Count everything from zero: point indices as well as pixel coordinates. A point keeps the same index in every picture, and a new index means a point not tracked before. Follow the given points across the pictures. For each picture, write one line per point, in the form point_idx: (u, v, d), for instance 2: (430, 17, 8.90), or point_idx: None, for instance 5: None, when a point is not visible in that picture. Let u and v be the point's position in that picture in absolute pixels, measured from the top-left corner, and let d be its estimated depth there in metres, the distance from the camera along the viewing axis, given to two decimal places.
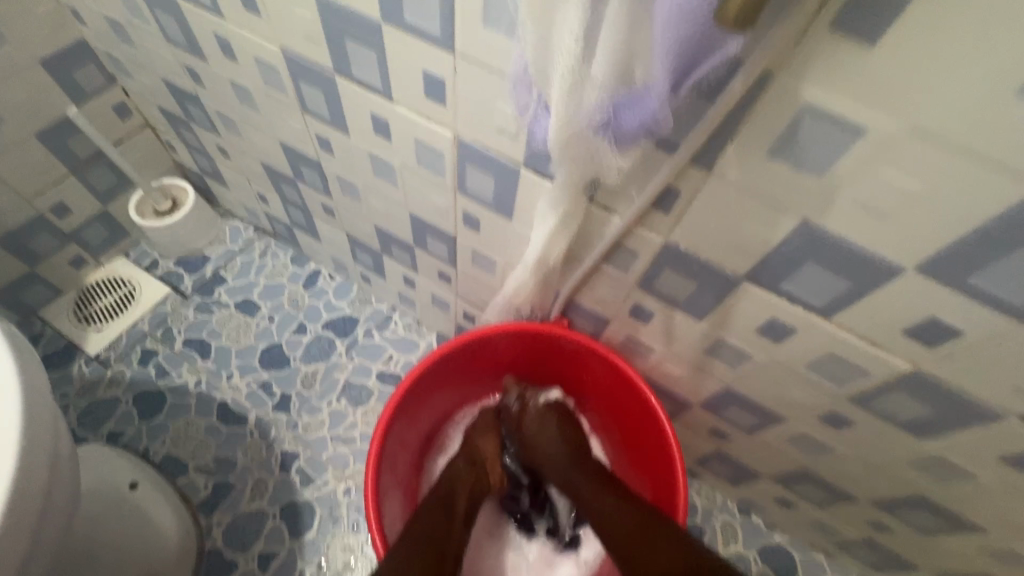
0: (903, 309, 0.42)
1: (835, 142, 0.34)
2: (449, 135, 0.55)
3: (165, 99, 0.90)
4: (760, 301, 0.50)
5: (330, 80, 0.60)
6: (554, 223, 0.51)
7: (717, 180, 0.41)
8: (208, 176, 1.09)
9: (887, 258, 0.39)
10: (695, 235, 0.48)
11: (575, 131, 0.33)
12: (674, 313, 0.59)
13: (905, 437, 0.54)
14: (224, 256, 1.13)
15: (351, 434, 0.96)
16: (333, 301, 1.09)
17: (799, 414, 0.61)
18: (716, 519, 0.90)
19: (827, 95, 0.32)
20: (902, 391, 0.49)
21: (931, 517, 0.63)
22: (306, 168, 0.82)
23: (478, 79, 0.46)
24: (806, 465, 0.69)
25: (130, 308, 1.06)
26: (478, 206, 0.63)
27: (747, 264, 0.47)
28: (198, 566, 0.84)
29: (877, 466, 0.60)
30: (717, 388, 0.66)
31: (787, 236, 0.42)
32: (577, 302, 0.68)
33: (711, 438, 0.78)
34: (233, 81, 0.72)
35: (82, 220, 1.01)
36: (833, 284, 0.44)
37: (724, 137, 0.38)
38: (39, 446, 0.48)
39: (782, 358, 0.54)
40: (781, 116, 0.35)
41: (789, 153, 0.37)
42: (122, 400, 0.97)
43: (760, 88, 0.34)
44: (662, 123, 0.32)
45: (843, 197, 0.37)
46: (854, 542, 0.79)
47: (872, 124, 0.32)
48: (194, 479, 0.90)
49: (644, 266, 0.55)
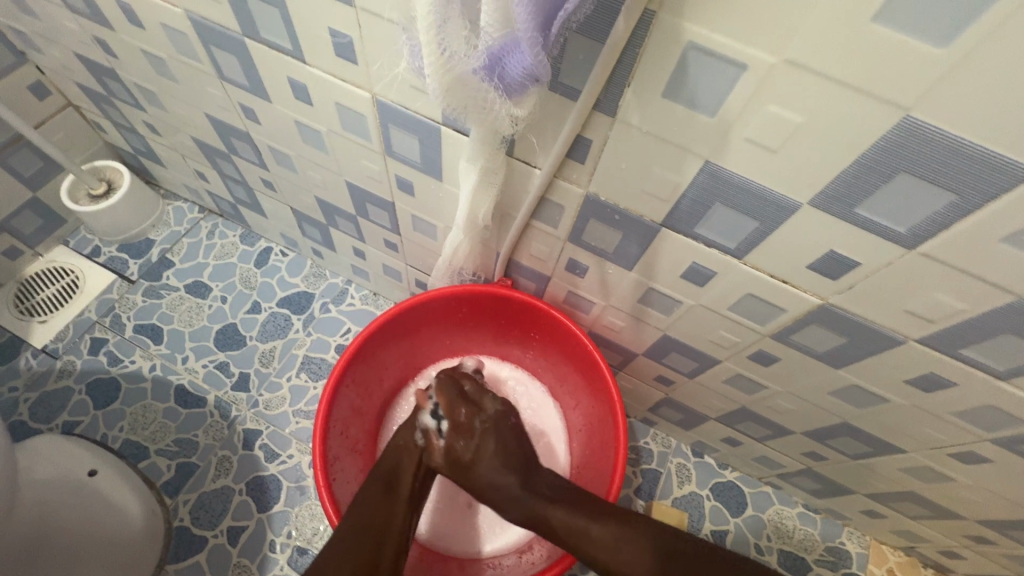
0: (807, 244, 0.43)
1: (722, 80, 0.35)
2: (366, 96, 0.54)
3: (83, 75, 0.86)
4: (680, 246, 0.51)
5: (241, 44, 0.57)
6: (476, 179, 0.51)
7: (622, 126, 0.42)
8: (143, 156, 1.05)
9: (785, 195, 0.40)
10: (612, 185, 0.48)
11: (461, 78, 0.33)
12: (606, 265, 0.60)
13: (824, 369, 0.57)
14: (170, 238, 1.10)
15: (313, 408, 0.97)
16: (287, 278, 1.07)
17: (731, 355, 0.63)
18: (671, 462, 0.95)
19: (707, 30, 0.32)
20: (816, 324, 0.51)
21: (856, 442, 0.67)
22: (237, 140, 0.80)
23: (383, 32, 0.45)
24: (744, 403, 0.72)
25: (75, 297, 1.03)
26: (409, 169, 0.62)
27: (663, 211, 0.48)
28: (167, 543, 0.85)
29: (804, 399, 0.64)
30: (656, 336, 0.68)
31: (693, 179, 0.43)
32: (516, 260, 0.69)
33: (658, 386, 0.81)
34: (146, 51, 0.69)
35: (10, 209, 0.97)
36: (741, 224, 0.45)
37: (620, 81, 0.38)
38: None
39: (708, 301, 0.56)
40: (669, 56, 0.35)
41: (682, 94, 0.37)
42: (75, 389, 0.95)
43: (645, 28, 0.34)
44: (540, 68, 0.32)
45: (736, 136, 0.38)
46: (796, 473, 0.84)
47: (753, 58, 0.32)
48: (156, 462, 0.90)
49: (571, 219, 0.56)
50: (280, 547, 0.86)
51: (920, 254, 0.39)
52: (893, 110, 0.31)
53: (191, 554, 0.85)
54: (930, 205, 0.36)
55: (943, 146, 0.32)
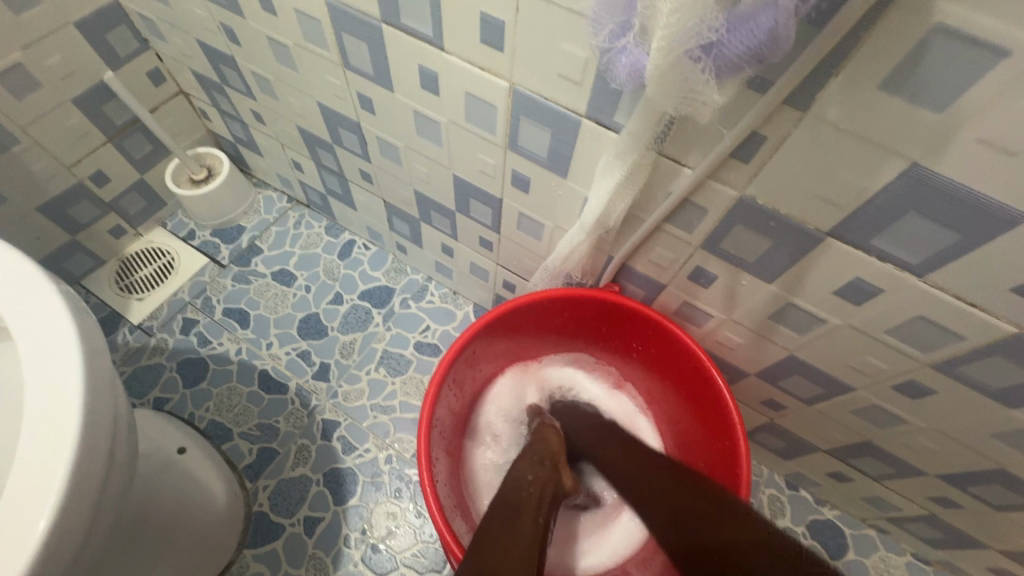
0: (1017, 263, 0.38)
1: (965, 68, 0.30)
2: (504, 85, 0.52)
3: (200, 62, 0.88)
4: (843, 260, 0.46)
5: (375, 29, 0.57)
6: (620, 176, 0.48)
7: (812, 122, 0.38)
8: (242, 145, 1.08)
9: (1006, 206, 0.35)
10: (776, 188, 0.44)
11: (677, 59, 0.29)
12: (740, 276, 0.55)
13: (992, 406, 0.51)
14: (259, 226, 1.13)
15: (391, 403, 0.96)
16: (369, 271, 1.08)
17: (870, 384, 0.58)
18: (763, 493, 0.88)
19: (966, 11, 0.28)
20: (998, 356, 0.45)
21: (1006, 491, 0.60)
22: (344, 130, 0.80)
23: (544, 17, 0.43)
24: (870, 437, 0.66)
25: (169, 278, 1.07)
26: (531, 164, 0.60)
27: (833, 219, 0.44)
28: (246, 527, 0.86)
29: (952, 438, 0.57)
30: (779, 357, 0.63)
31: (887, 184, 0.39)
32: (629, 266, 0.65)
33: (763, 410, 0.75)
34: (271, 38, 0.70)
35: (120, 189, 1.01)
36: (934, 238, 0.40)
37: (826, 70, 0.35)
38: (102, 398, 0.47)
39: (859, 322, 0.51)
40: (902, 41, 0.31)
41: (906, 85, 0.33)
42: (166, 367, 0.98)
43: (881, 8, 0.30)
44: (777, 45, 0.28)
45: (963, 135, 0.33)
46: (913, 518, 0.76)
47: (1019, 43, 0.28)
48: (238, 445, 0.91)
49: (711, 224, 0.52)
50: (354, 542, 0.85)
51: None
52: None
53: (269, 540, 0.85)
54: None
55: None
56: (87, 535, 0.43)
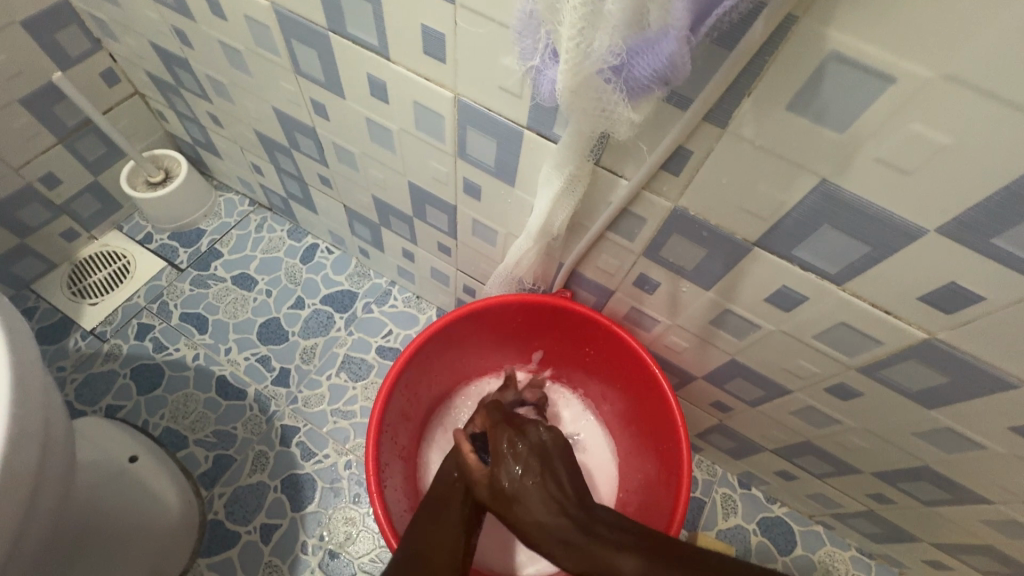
0: (922, 274, 0.41)
1: (859, 93, 0.32)
2: (448, 95, 0.53)
3: (154, 64, 0.87)
4: (771, 269, 0.48)
5: (324, 37, 0.57)
6: (559, 186, 0.49)
7: (731, 139, 0.40)
8: (201, 147, 1.06)
9: (907, 220, 0.38)
10: (705, 200, 0.46)
11: (585, 80, 0.31)
12: (681, 283, 0.57)
13: (913, 408, 0.53)
14: (219, 229, 1.11)
15: (351, 408, 0.95)
16: (331, 275, 1.07)
17: (805, 386, 0.60)
18: (717, 492, 0.90)
19: (855, 40, 0.30)
20: (915, 360, 0.48)
21: (933, 487, 0.63)
22: (301, 135, 0.79)
23: (481, 31, 0.44)
24: (810, 437, 0.68)
25: (125, 282, 1.04)
26: (480, 172, 0.61)
27: (758, 229, 0.45)
28: (201, 536, 0.84)
29: (881, 437, 0.60)
30: (722, 360, 0.65)
31: (803, 198, 0.41)
32: (579, 272, 0.66)
33: (712, 411, 0.77)
34: (223, 42, 0.69)
35: (72, 191, 0.98)
36: (849, 249, 0.42)
37: (739, 90, 0.36)
38: (34, 408, 0.46)
39: (790, 328, 0.53)
40: (802, 66, 0.33)
41: (811, 106, 0.35)
42: (120, 373, 0.96)
43: (782, 35, 0.32)
44: (677, 71, 0.30)
45: (864, 154, 0.35)
46: (855, 514, 0.79)
47: (903, 71, 0.30)
48: (194, 452, 0.90)
49: (650, 233, 0.53)
50: (312, 548, 0.84)
51: None
52: None
53: (224, 548, 0.84)
54: None
55: None
56: (14, 549, 0.42)
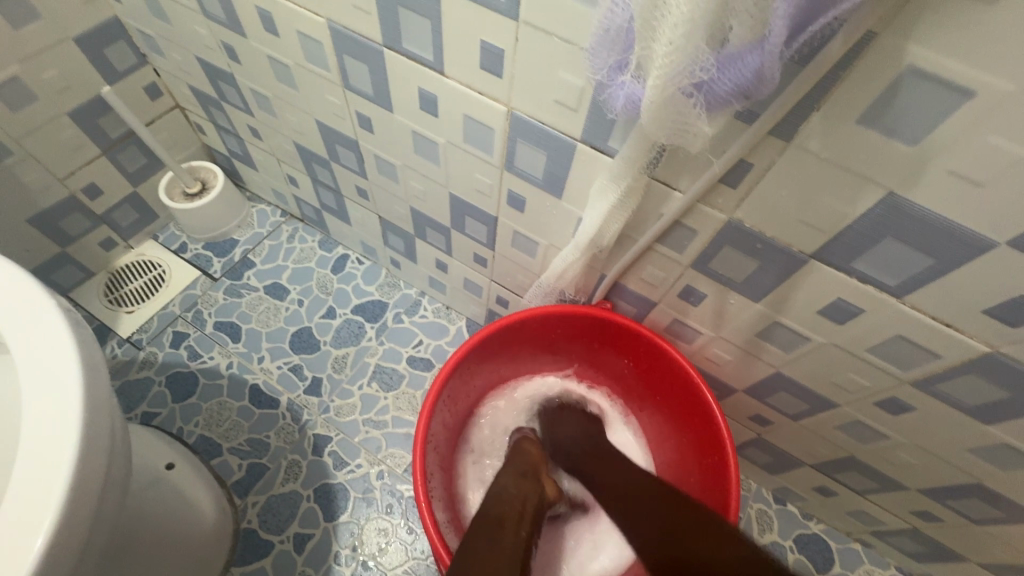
0: (988, 287, 0.40)
1: (935, 107, 0.33)
2: (502, 109, 0.54)
3: (198, 78, 0.89)
4: (826, 281, 0.48)
5: (377, 53, 0.58)
6: (614, 198, 0.50)
7: (795, 152, 0.40)
8: (237, 159, 1.08)
9: (975, 234, 0.38)
10: (762, 212, 0.46)
11: (671, 95, 0.31)
12: (728, 295, 0.57)
13: (969, 422, 0.53)
14: (252, 239, 1.13)
15: (383, 418, 0.96)
16: (362, 285, 1.08)
17: (854, 400, 0.59)
18: (752, 507, 0.89)
19: (935, 54, 0.31)
20: (974, 374, 0.48)
21: (984, 505, 0.62)
22: (342, 148, 0.81)
23: (543, 47, 0.45)
24: (854, 451, 0.67)
25: (160, 291, 1.06)
26: (526, 184, 0.62)
27: (816, 242, 0.46)
28: (234, 545, 0.85)
29: (932, 453, 0.59)
30: (766, 373, 0.65)
31: (866, 211, 0.41)
32: (621, 284, 0.67)
33: (750, 425, 0.77)
34: (273, 58, 0.71)
35: (113, 201, 1.01)
36: (911, 261, 0.42)
37: (808, 105, 0.37)
38: (99, 413, 0.47)
39: (843, 341, 0.53)
40: (878, 79, 0.33)
41: (883, 120, 0.35)
42: (155, 381, 0.97)
43: (858, 51, 0.33)
44: (764, 83, 0.30)
45: (936, 166, 0.36)
46: (897, 532, 0.78)
47: (984, 86, 0.31)
48: (228, 460, 0.90)
49: (701, 245, 0.54)
50: (345, 559, 0.84)
51: None
52: None
53: (257, 558, 0.84)
54: None
55: None
56: (82, 553, 0.43)
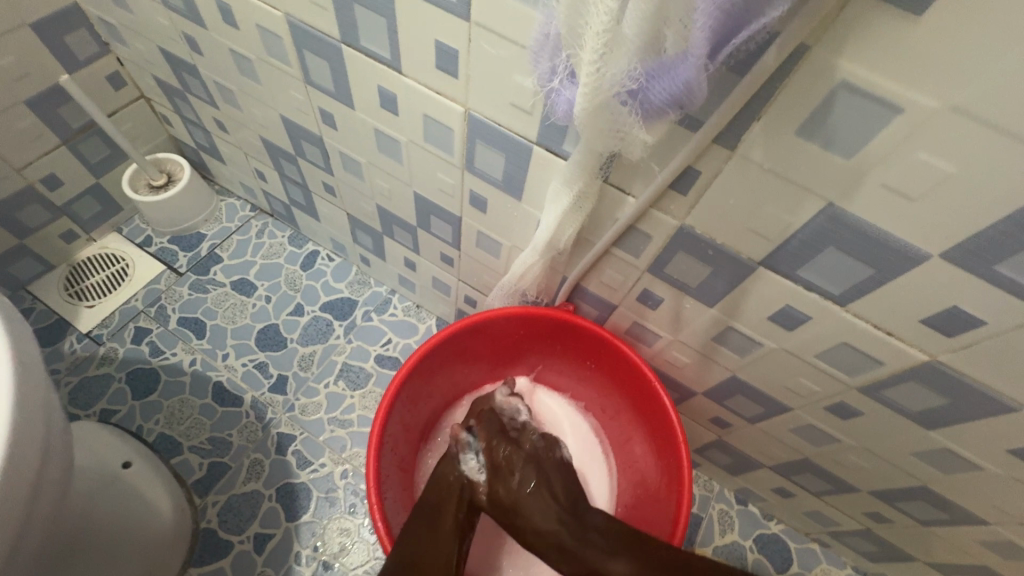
0: (925, 297, 0.41)
1: (868, 121, 0.33)
2: (459, 109, 0.54)
3: (162, 69, 0.87)
4: (775, 288, 0.49)
5: (336, 49, 0.57)
6: (568, 202, 0.50)
7: (740, 161, 0.40)
8: (205, 152, 1.06)
9: (911, 246, 0.38)
10: (712, 219, 0.46)
11: (602, 103, 0.31)
12: (684, 300, 0.58)
13: (912, 428, 0.54)
14: (220, 234, 1.11)
15: (349, 417, 0.95)
16: (331, 283, 1.07)
17: (806, 405, 0.60)
18: (714, 508, 0.90)
19: (866, 70, 0.31)
20: (916, 381, 0.49)
21: (930, 508, 0.63)
22: (307, 143, 0.80)
23: (495, 49, 0.45)
24: (808, 454, 0.69)
25: (123, 285, 1.04)
26: (487, 185, 0.61)
27: (763, 250, 0.46)
28: (193, 545, 0.83)
29: (880, 457, 0.60)
30: (723, 377, 0.65)
31: (808, 220, 0.41)
32: (583, 286, 0.67)
33: (711, 427, 0.78)
34: (234, 51, 0.70)
35: (73, 193, 0.98)
36: (852, 271, 0.43)
37: (750, 114, 0.37)
38: (35, 413, 0.45)
39: (792, 347, 0.54)
40: (813, 92, 0.34)
41: (820, 132, 0.35)
42: (115, 378, 0.95)
43: (794, 63, 0.33)
44: (693, 94, 0.30)
45: (871, 179, 0.36)
46: (851, 532, 0.79)
47: (912, 101, 0.31)
48: (188, 458, 0.89)
49: (656, 250, 0.54)
50: (305, 559, 0.83)
51: None
52: None
53: (216, 558, 0.82)
54: None
55: None
56: (12, 557, 0.42)
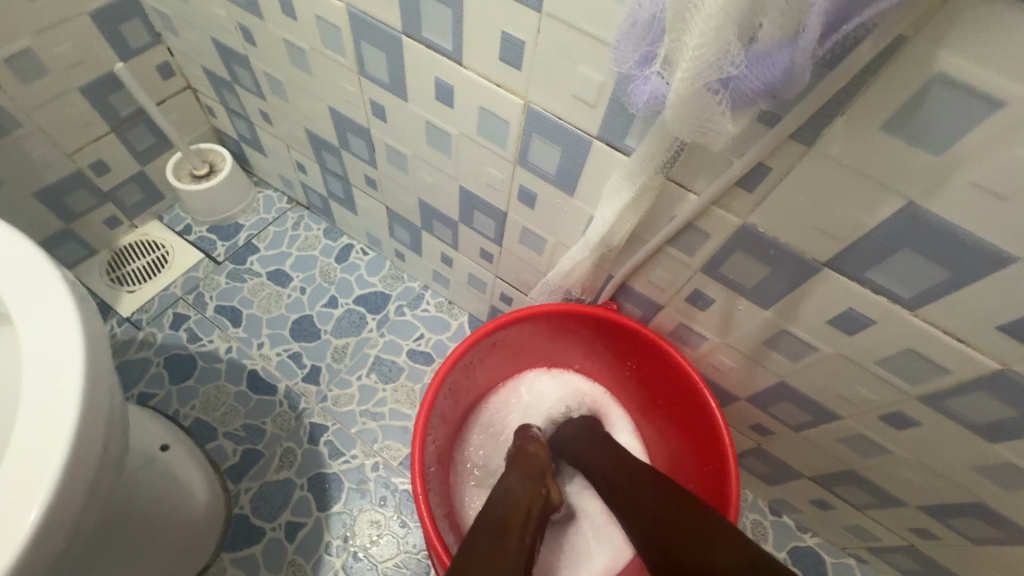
0: (1004, 302, 0.40)
1: (963, 116, 0.32)
2: (518, 102, 0.54)
3: (212, 59, 0.89)
4: (838, 290, 0.48)
5: (395, 40, 0.58)
6: (628, 197, 0.50)
7: (815, 157, 0.40)
8: (246, 143, 1.08)
9: (995, 248, 0.37)
10: (778, 217, 0.46)
11: (701, 88, 0.31)
12: (737, 300, 0.57)
13: (974, 440, 0.52)
14: (257, 225, 1.13)
15: (380, 410, 0.95)
16: (365, 276, 1.08)
17: (858, 413, 0.59)
18: (747, 518, 0.89)
19: (968, 62, 0.30)
20: (984, 391, 0.47)
21: (985, 525, 0.61)
22: (353, 136, 0.80)
23: (565, 41, 0.45)
24: (854, 465, 0.67)
25: (162, 272, 1.06)
26: (538, 180, 0.61)
27: (830, 250, 0.45)
28: (225, 531, 0.84)
29: (935, 470, 0.59)
30: (770, 382, 0.64)
31: (884, 220, 0.40)
32: (628, 285, 0.66)
33: (751, 434, 0.76)
34: (289, 42, 0.71)
35: (119, 179, 1.00)
36: (926, 273, 0.42)
37: (832, 109, 0.36)
38: (98, 388, 0.46)
39: (850, 352, 0.53)
40: (906, 85, 0.33)
41: (907, 127, 0.35)
42: (153, 362, 0.96)
43: (887, 55, 0.32)
44: (793, 82, 0.30)
45: (958, 177, 0.35)
46: (893, 549, 0.77)
47: (1014, 96, 0.30)
48: (222, 444, 0.90)
49: (713, 248, 0.53)
50: (336, 549, 0.83)
51: None
52: None
53: (248, 544, 0.83)
54: None
55: None
56: (74, 530, 0.42)
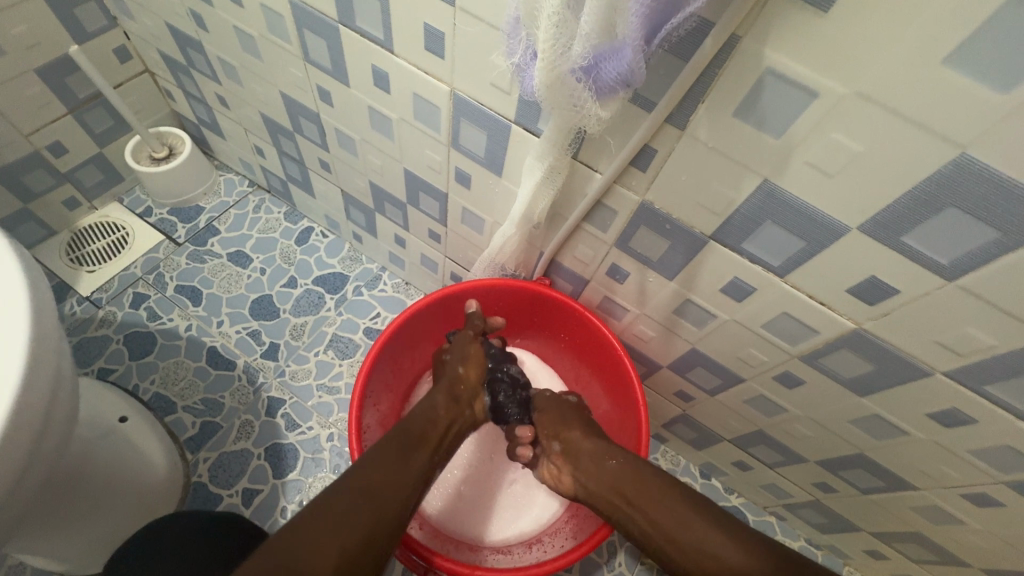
0: (849, 268, 0.46)
1: (792, 105, 0.38)
2: (445, 89, 0.58)
3: (168, 44, 0.91)
4: (724, 260, 0.54)
5: (333, 28, 0.62)
6: (540, 177, 0.55)
7: (689, 141, 0.45)
8: (206, 127, 1.10)
9: (835, 219, 0.44)
10: (668, 195, 0.51)
11: (558, 78, 0.36)
12: (648, 273, 0.63)
13: (848, 395, 0.59)
14: (218, 207, 1.15)
15: (336, 384, 0.99)
16: (324, 258, 1.11)
17: (757, 375, 0.66)
18: None
19: (788, 59, 0.36)
20: (847, 349, 0.54)
21: (869, 475, 0.69)
22: (305, 120, 0.84)
23: (477, 33, 0.49)
24: (761, 425, 0.74)
25: (123, 253, 1.08)
26: (470, 162, 0.66)
27: (713, 224, 0.51)
28: (184, 497, 0.88)
29: (822, 425, 0.66)
30: (684, 350, 0.71)
31: (749, 196, 0.46)
32: (558, 261, 0.72)
33: (676, 401, 0.83)
34: (238, 28, 0.74)
35: (77, 161, 1.02)
36: (788, 243, 0.48)
37: (695, 97, 0.42)
38: (47, 349, 0.50)
39: (741, 318, 0.59)
40: (746, 78, 0.38)
41: (753, 114, 0.40)
42: (113, 339, 0.99)
43: (728, 51, 0.38)
44: (636, 73, 0.35)
45: (797, 158, 0.41)
46: (803, 504, 0.85)
47: (826, 88, 0.36)
48: (181, 417, 0.93)
49: (621, 224, 0.59)
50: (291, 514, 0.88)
51: (959, 286, 0.42)
52: (950, 146, 0.35)
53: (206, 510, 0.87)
54: (971, 239, 0.38)
55: (993, 183, 0.35)
56: (22, 477, 0.46)
